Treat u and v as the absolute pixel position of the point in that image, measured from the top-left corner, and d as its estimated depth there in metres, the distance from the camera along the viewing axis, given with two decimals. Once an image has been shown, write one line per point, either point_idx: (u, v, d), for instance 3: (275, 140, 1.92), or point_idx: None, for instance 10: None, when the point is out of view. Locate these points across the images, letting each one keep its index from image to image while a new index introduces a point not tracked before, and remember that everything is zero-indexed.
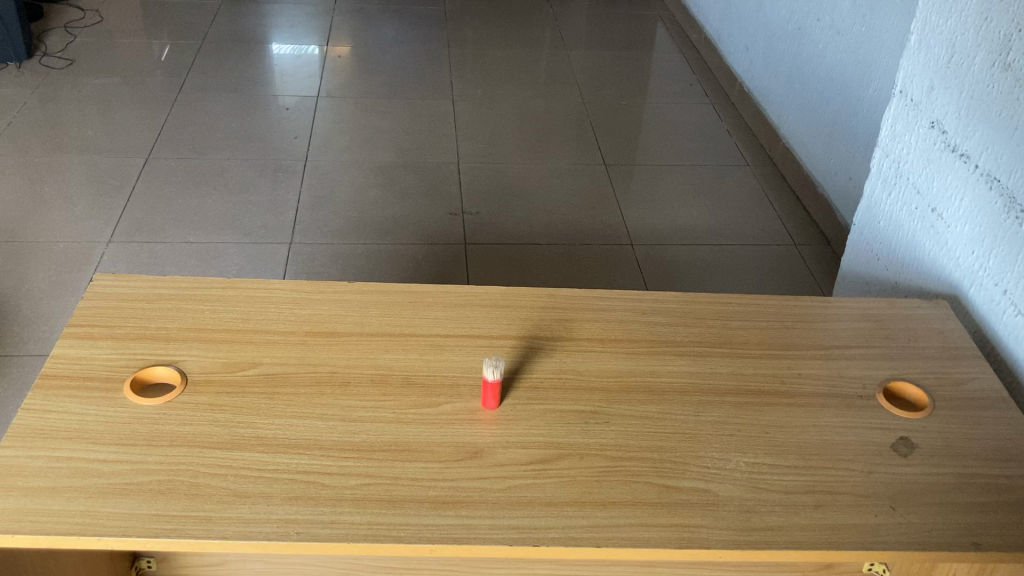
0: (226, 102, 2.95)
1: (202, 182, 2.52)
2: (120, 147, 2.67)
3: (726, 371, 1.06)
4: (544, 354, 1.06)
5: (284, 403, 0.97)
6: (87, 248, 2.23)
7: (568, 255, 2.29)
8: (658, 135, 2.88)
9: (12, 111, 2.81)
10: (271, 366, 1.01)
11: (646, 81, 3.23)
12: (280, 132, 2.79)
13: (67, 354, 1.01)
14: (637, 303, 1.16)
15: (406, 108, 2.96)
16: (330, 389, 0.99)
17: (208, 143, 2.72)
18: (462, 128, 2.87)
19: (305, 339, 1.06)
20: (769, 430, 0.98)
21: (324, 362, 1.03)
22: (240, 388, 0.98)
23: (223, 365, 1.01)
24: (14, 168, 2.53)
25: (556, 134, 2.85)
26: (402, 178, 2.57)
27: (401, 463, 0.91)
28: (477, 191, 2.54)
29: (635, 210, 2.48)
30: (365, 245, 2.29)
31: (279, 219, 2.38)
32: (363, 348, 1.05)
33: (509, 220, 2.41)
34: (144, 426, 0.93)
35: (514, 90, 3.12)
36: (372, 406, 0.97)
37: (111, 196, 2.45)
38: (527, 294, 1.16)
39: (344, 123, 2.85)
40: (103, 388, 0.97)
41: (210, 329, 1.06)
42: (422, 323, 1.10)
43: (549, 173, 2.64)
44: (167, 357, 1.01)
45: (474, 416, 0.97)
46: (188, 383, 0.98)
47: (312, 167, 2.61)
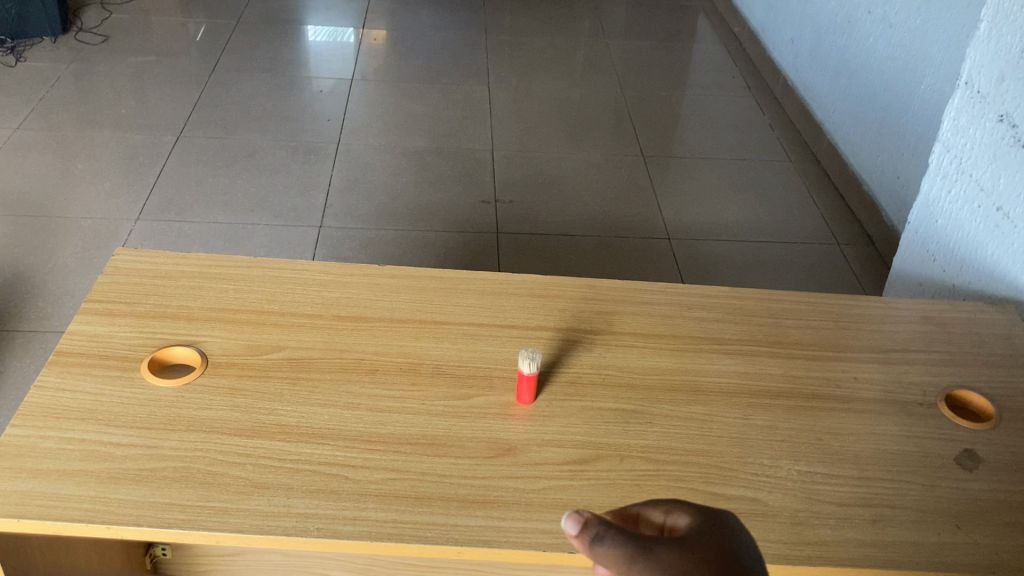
0: (260, 82, 2.91)
1: (233, 162, 2.49)
2: (153, 124, 2.65)
3: (777, 372, 0.99)
4: (582, 347, 1.00)
5: (308, 391, 0.92)
6: (115, 225, 2.21)
7: (603, 246, 2.23)
8: (698, 128, 2.80)
9: (46, 86, 2.79)
10: (296, 350, 0.96)
11: (687, 73, 3.15)
12: (313, 115, 2.74)
13: (84, 330, 0.96)
14: (681, 297, 1.10)
15: (440, 93, 2.91)
16: (358, 376, 0.94)
17: (240, 122, 2.68)
18: (498, 115, 2.81)
19: (331, 323, 1.00)
20: (823, 437, 0.92)
21: (351, 348, 0.97)
22: (263, 372, 0.93)
23: (246, 347, 0.96)
24: (47, 143, 2.51)
25: (592, 124, 2.79)
26: (435, 165, 2.52)
27: (430, 458, 0.85)
28: (511, 180, 2.48)
29: (673, 204, 2.41)
30: (396, 231, 2.24)
31: (309, 201, 2.34)
32: (393, 334, 1.00)
33: (544, 211, 2.35)
34: (161, 409, 0.88)
35: (551, 78, 3.06)
36: (401, 397, 0.92)
37: (141, 173, 2.42)
38: (565, 285, 1.10)
39: (379, 108, 2.81)
40: (120, 367, 0.92)
41: (233, 309, 1.01)
42: (454, 310, 1.04)
43: (584, 163, 2.57)
44: (187, 336, 0.96)
45: (508, 411, 0.91)
46: (208, 365, 0.94)
47: (345, 151, 2.57)
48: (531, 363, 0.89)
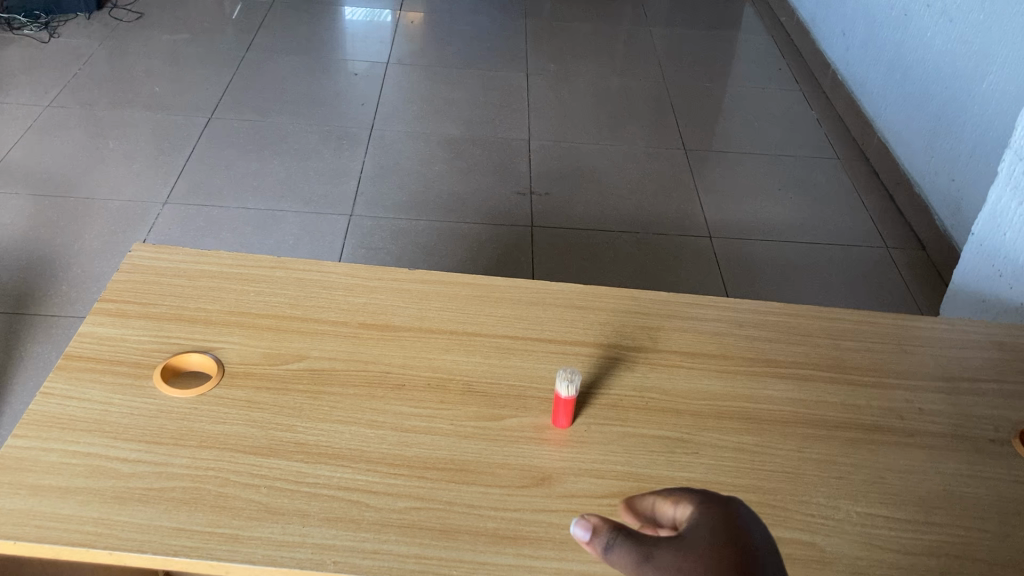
0: (294, 63, 2.86)
1: (264, 146, 2.44)
2: (185, 104, 2.60)
3: (834, 401, 0.92)
4: (624, 366, 0.93)
5: (329, 406, 0.86)
6: (143, 208, 2.17)
7: (641, 244, 2.15)
8: (743, 121, 2.71)
9: (78, 63, 2.76)
10: (318, 360, 0.90)
11: (731, 64, 3.05)
12: (346, 99, 2.68)
13: (96, 333, 0.91)
14: (731, 313, 1.02)
15: (477, 79, 2.84)
16: (383, 392, 0.87)
17: (272, 105, 2.63)
18: (535, 103, 2.73)
19: (356, 331, 0.94)
20: (886, 474, 0.84)
21: (377, 360, 0.91)
22: (282, 384, 0.87)
23: (265, 356, 0.90)
24: (78, 121, 2.48)
25: (632, 115, 2.70)
26: (469, 153, 2.46)
27: (457, 486, 0.79)
28: (547, 171, 2.41)
29: (715, 201, 2.32)
30: (427, 221, 2.18)
31: (340, 188, 2.29)
32: (422, 345, 0.93)
33: (580, 204, 2.28)
34: (173, 421, 0.83)
35: (590, 66, 2.97)
36: (428, 416, 0.85)
37: (171, 155, 2.38)
38: (607, 296, 1.03)
39: (415, 93, 2.74)
40: (131, 375, 0.87)
41: (253, 313, 0.95)
42: (488, 321, 0.97)
43: (623, 155, 2.49)
44: (203, 342, 0.91)
45: (543, 436, 0.85)
46: (225, 375, 0.88)
47: (378, 137, 2.51)
48: (569, 386, 0.83)
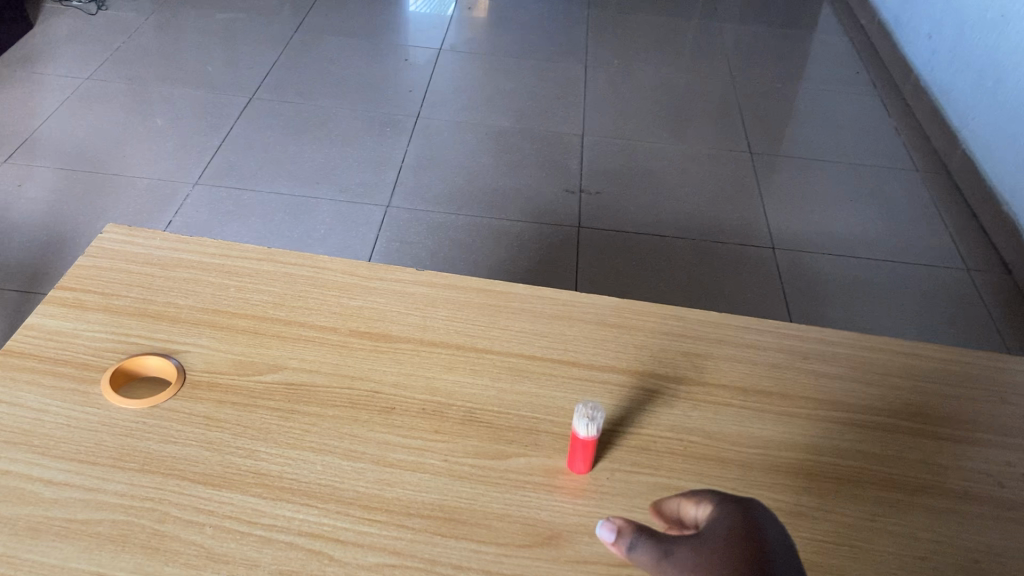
0: (345, 45, 2.74)
1: (304, 129, 2.32)
2: (228, 82, 2.50)
3: (916, 459, 0.75)
4: (660, 401, 0.77)
5: (302, 430, 0.72)
6: (172, 188, 2.07)
7: (697, 252, 1.97)
8: (814, 126, 2.51)
9: (123, 36, 2.68)
10: (296, 372, 0.77)
11: (805, 65, 2.85)
12: (394, 84, 2.55)
13: (44, 326, 0.78)
14: (794, 342, 0.86)
15: (534, 70, 2.69)
16: (368, 416, 0.73)
17: (317, 87, 2.51)
18: (592, 97, 2.57)
19: (345, 340, 0.80)
20: (979, 558, 0.68)
21: (365, 376, 0.77)
22: (250, 400, 0.74)
23: (236, 364, 0.77)
24: (117, 94, 2.39)
25: (696, 114, 2.52)
26: (518, 147, 2.31)
27: (443, 540, 0.64)
28: (600, 169, 2.25)
29: (780, 209, 2.14)
30: (468, 217, 2.04)
31: (380, 177, 2.16)
32: (421, 361, 0.79)
33: (633, 206, 2.12)
34: (114, 437, 0.70)
35: (654, 61, 2.80)
36: (417, 449, 0.71)
37: (207, 134, 2.27)
38: (646, 312, 0.87)
39: (466, 81, 2.60)
40: (75, 378, 0.74)
41: (229, 312, 0.82)
42: (502, 336, 0.82)
43: (683, 156, 2.32)
44: (167, 344, 0.78)
45: (554, 483, 0.69)
46: (185, 384, 0.74)
47: (424, 126, 2.37)
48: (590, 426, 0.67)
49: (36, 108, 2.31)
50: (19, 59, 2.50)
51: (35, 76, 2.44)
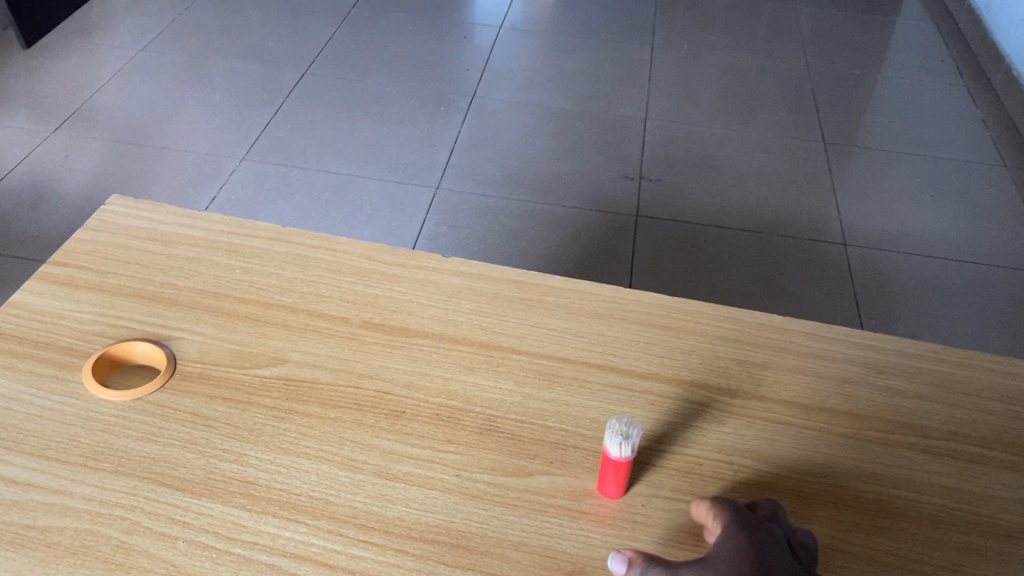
0: (402, 20, 2.66)
1: (357, 107, 2.25)
2: (283, 56, 2.44)
3: (1009, 497, 0.64)
4: (710, 416, 0.67)
5: (298, 433, 0.63)
6: (219, 163, 2.02)
7: (762, 246, 1.85)
8: (893, 116, 2.36)
9: (181, 7, 2.64)
10: (299, 367, 0.68)
11: (886, 50, 2.68)
12: (451, 63, 2.46)
13: (30, 305, 0.71)
14: (868, 353, 0.74)
15: (598, 50, 2.57)
16: (374, 420, 0.65)
17: (372, 63, 2.44)
18: (657, 80, 2.45)
19: (356, 333, 0.72)
20: None
21: (374, 375, 0.68)
22: (244, 396, 0.66)
23: (233, 355, 0.69)
24: (170, 67, 2.35)
25: (766, 100, 2.39)
26: (576, 131, 2.21)
27: (446, 571, 0.56)
28: (662, 155, 2.13)
29: (853, 203, 2.00)
30: (520, 202, 1.95)
31: (430, 158, 2.08)
32: (439, 360, 0.70)
33: (696, 195, 2.00)
34: (89, 433, 0.62)
35: (724, 44, 2.66)
36: (426, 461, 0.62)
37: (258, 109, 2.22)
38: (699, 312, 0.77)
39: (527, 61, 2.50)
40: (54, 364, 0.66)
41: (231, 297, 0.74)
42: (532, 334, 0.73)
43: (751, 144, 2.19)
44: (159, 329, 0.70)
45: (580, 509, 0.60)
46: (174, 375, 0.67)
47: (479, 106, 2.29)
48: (623, 447, 0.58)
49: (90, 78, 2.28)
50: (76, 30, 2.49)
51: (90, 47, 2.41)
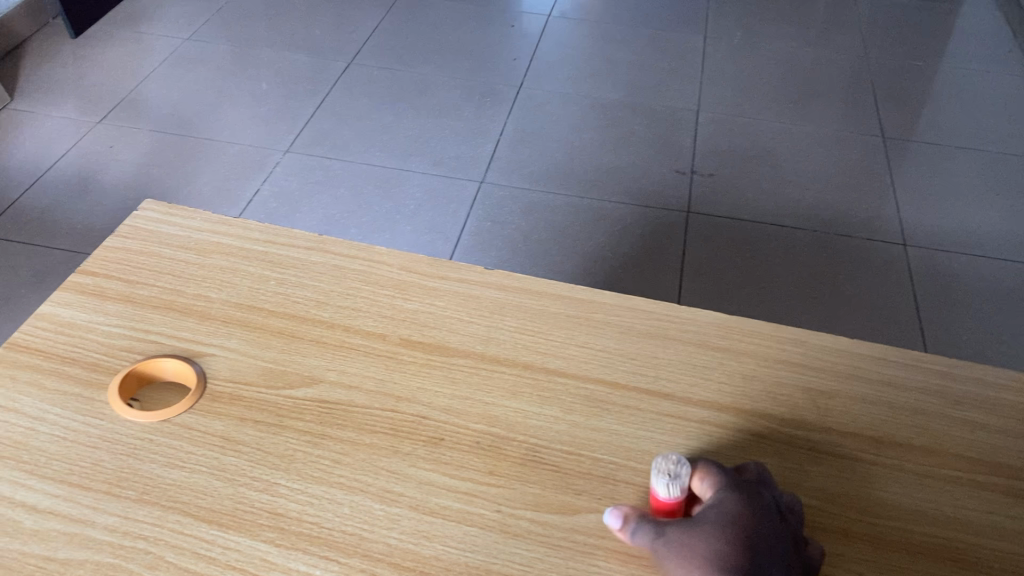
0: (450, 8, 2.61)
1: (402, 98, 2.22)
2: (327, 45, 2.41)
3: None
4: (770, 450, 0.63)
5: (332, 461, 0.60)
6: (263, 155, 2.00)
7: (818, 246, 1.78)
8: (956, 108, 2.26)
9: None
10: (333, 388, 0.65)
11: (950, 39, 2.58)
12: (498, 52, 2.41)
13: (58, 317, 0.69)
14: (942, 380, 0.69)
15: (649, 38, 2.51)
16: (411, 448, 0.61)
17: (418, 52, 2.40)
18: (710, 70, 2.38)
19: (394, 351, 0.68)
20: None
21: (412, 398, 0.65)
22: (277, 419, 0.63)
23: (266, 375, 0.66)
24: (216, 57, 2.33)
25: (823, 92, 2.30)
26: (626, 123, 2.15)
27: None
28: (714, 149, 2.07)
29: (914, 201, 1.92)
30: (567, 197, 1.90)
31: (476, 151, 2.04)
32: (480, 383, 0.66)
33: (748, 192, 1.93)
34: (114, 456, 0.59)
35: (779, 32, 2.58)
36: (465, 494, 0.58)
37: (302, 100, 2.20)
38: (758, 332, 0.72)
39: (576, 50, 2.44)
40: (80, 382, 0.64)
41: (264, 311, 0.71)
42: (579, 356, 0.69)
43: (807, 138, 2.11)
44: (190, 344, 0.67)
45: (629, 551, 0.56)
46: (203, 394, 0.64)
47: (526, 97, 2.24)
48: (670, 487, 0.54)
49: (136, 68, 2.28)
50: (123, 19, 2.48)
51: (137, 35, 2.41)
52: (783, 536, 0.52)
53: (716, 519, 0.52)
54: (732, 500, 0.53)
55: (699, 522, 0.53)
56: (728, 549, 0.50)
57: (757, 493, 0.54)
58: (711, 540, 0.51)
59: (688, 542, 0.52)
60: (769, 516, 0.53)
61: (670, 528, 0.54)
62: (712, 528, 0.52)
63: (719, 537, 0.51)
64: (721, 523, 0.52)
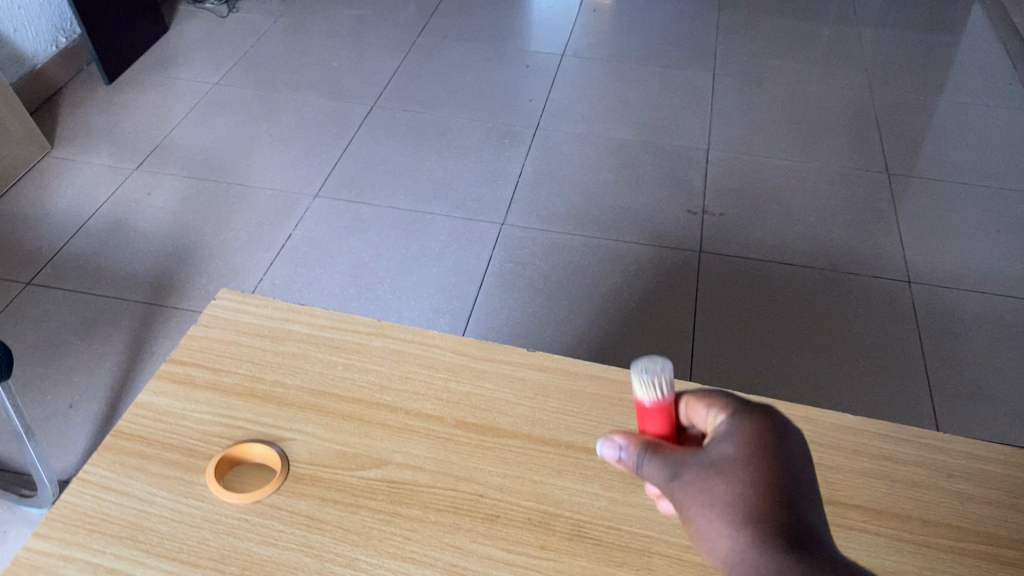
0: (467, 49, 2.71)
1: (424, 141, 2.31)
2: (351, 88, 2.51)
3: None
4: None
5: (403, 537, 0.69)
6: (292, 200, 2.09)
7: (827, 284, 1.87)
8: (958, 143, 2.35)
9: (252, 39, 2.74)
10: (399, 469, 0.74)
11: (951, 73, 2.67)
12: (514, 93, 2.51)
13: (155, 405, 0.78)
14: (937, 455, 0.78)
15: (659, 77, 2.60)
16: (471, 524, 0.70)
17: (438, 94, 2.50)
18: (719, 109, 2.47)
19: (451, 433, 0.77)
20: None
21: (470, 477, 0.74)
22: (354, 498, 0.72)
23: (341, 457, 0.75)
24: (245, 101, 2.44)
25: (829, 129, 2.39)
26: (639, 162, 2.24)
27: None
28: (724, 188, 2.15)
29: (918, 238, 2.00)
30: (585, 237, 1.99)
31: (496, 193, 2.13)
32: (529, 463, 0.75)
33: (758, 231, 2.02)
34: (215, 535, 0.68)
35: (785, 69, 2.67)
36: (521, 566, 0.67)
37: (329, 143, 2.29)
38: None
39: (589, 90, 2.54)
40: (180, 467, 0.73)
41: (335, 395, 0.80)
42: (614, 435, 0.78)
43: (815, 176, 2.20)
44: (272, 430, 0.76)
45: None
46: (288, 476, 0.73)
47: (543, 138, 2.33)
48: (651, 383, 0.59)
49: (168, 114, 2.38)
50: (153, 64, 2.59)
51: (168, 80, 2.52)
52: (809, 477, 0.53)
53: (741, 462, 0.52)
54: (751, 435, 0.54)
55: (725, 461, 0.52)
56: (756, 494, 0.50)
57: (778, 430, 0.54)
58: (738, 483, 0.51)
59: (712, 485, 0.52)
60: (793, 457, 0.53)
61: (690, 466, 0.53)
62: (738, 470, 0.52)
63: (749, 476, 0.51)
64: (747, 460, 0.52)
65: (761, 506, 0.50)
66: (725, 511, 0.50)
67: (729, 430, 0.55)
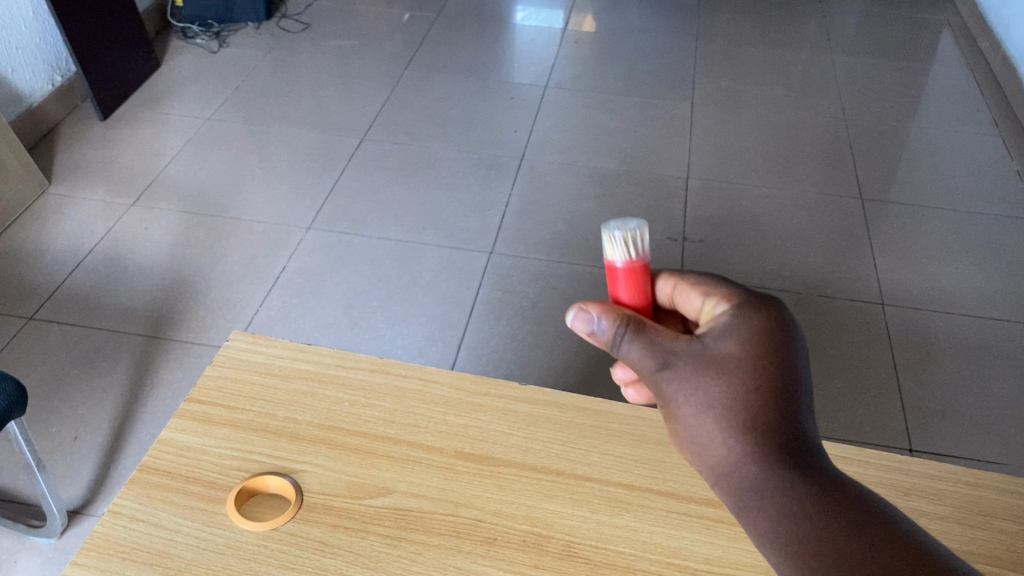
0: (453, 82, 2.80)
1: (412, 173, 2.38)
2: (340, 122, 2.59)
3: None
4: None
5: (410, 559, 0.76)
6: (286, 232, 2.15)
7: (803, 307, 1.95)
8: (928, 168, 2.44)
9: (243, 74, 2.81)
10: (404, 497, 0.81)
11: (920, 100, 2.77)
12: (499, 125, 2.59)
13: (177, 442, 0.84)
14: (896, 476, 0.85)
15: (639, 108, 2.69)
16: (471, 546, 0.77)
17: (425, 127, 2.58)
18: (698, 138, 2.56)
19: (450, 463, 0.84)
20: None
21: (469, 503, 0.80)
22: (363, 524, 0.78)
23: (350, 487, 0.81)
24: (237, 136, 2.50)
25: (803, 156, 2.48)
26: (621, 191, 2.32)
27: None
28: (704, 216, 2.23)
29: (890, 261, 2.09)
30: (570, 265, 2.06)
31: (484, 223, 2.20)
32: (523, 489, 0.82)
33: (737, 256, 2.10)
34: (237, 560, 0.75)
35: (761, 97, 2.76)
36: None
37: (320, 176, 2.36)
38: None
39: (572, 121, 2.62)
40: (203, 498, 0.79)
41: (343, 429, 0.87)
42: (601, 462, 0.85)
43: (790, 203, 2.28)
44: (286, 463, 0.83)
45: None
46: (302, 505, 0.79)
47: (528, 168, 2.41)
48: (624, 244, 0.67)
49: (163, 150, 2.44)
50: (147, 100, 2.65)
51: (161, 116, 2.58)
52: (801, 378, 0.59)
53: (738, 366, 0.59)
54: (750, 341, 0.61)
55: (725, 365, 0.60)
56: (752, 400, 0.58)
57: (774, 333, 0.61)
58: (735, 389, 0.58)
59: (710, 389, 0.59)
60: (788, 359, 0.60)
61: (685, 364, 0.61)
62: (736, 375, 0.59)
63: (746, 382, 0.59)
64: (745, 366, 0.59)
65: (755, 412, 0.57)
66: (723, 415, 0.58)
67: (729, 329, 0.62)
